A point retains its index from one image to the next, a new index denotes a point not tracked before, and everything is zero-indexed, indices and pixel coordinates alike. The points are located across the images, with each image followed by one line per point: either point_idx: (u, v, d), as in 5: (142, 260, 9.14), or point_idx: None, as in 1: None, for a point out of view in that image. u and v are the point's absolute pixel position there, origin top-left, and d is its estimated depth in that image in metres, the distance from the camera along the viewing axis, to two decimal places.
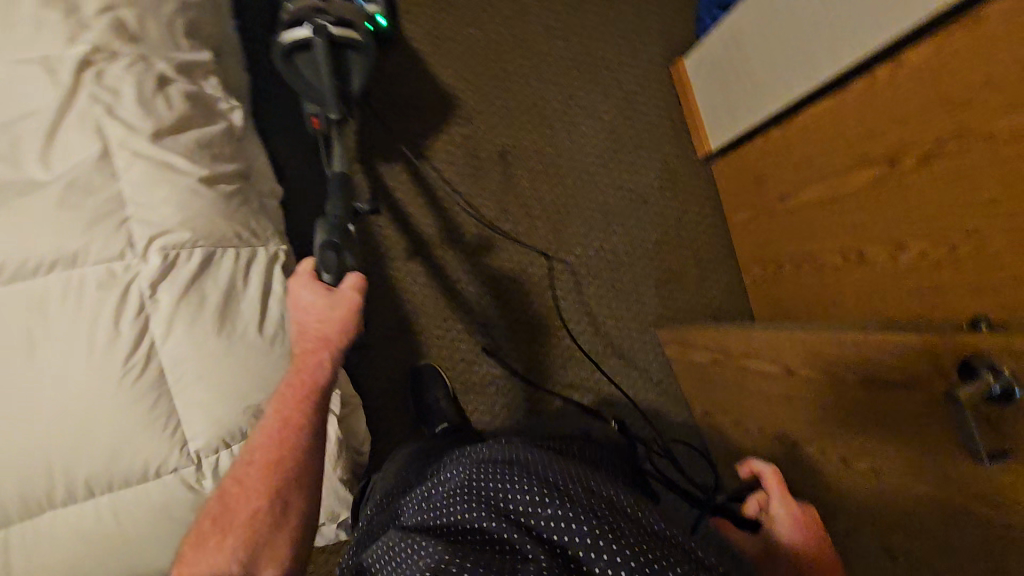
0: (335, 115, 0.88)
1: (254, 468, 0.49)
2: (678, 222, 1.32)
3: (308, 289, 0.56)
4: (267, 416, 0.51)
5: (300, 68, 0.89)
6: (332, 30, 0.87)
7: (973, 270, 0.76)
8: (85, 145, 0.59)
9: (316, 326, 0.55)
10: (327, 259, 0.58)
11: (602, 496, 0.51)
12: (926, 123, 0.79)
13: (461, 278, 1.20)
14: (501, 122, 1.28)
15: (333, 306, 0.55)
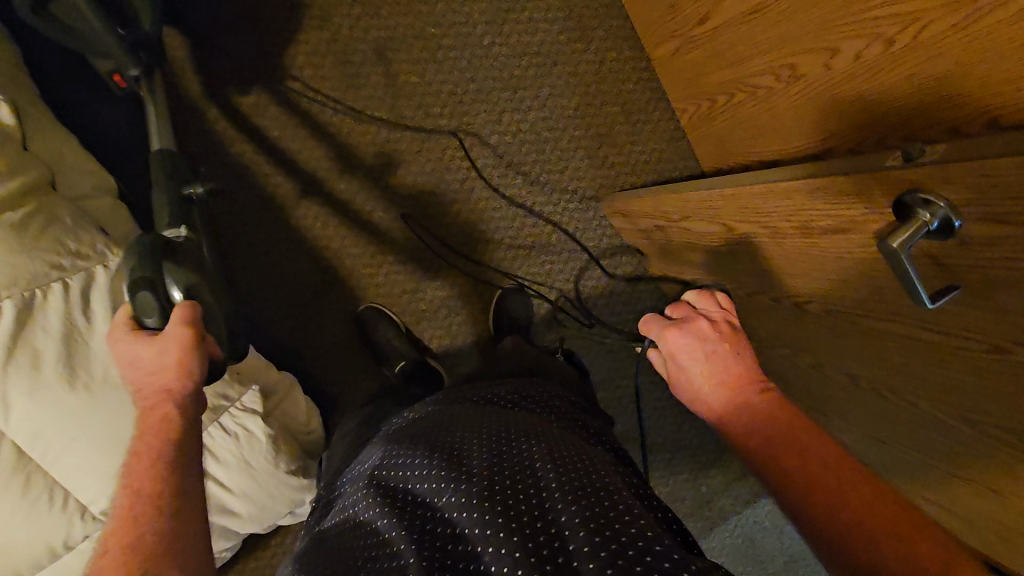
0: (137, 70, 0.76)
1: (108, 558, 0.41)
2: (596, 75, 1.16)
3: (131, 343, 0.50)
4: (117, 497, 0.44)
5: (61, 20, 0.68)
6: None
7: (907, 69, 0.66)
8: None
9: (151, 380, 0.49)
10: (143, 302, 0.52)
11: (501, 467, 0.48)
12: None
13: (374, 207, 1.10)
14: (363, 11, 1.08)
15: (161, 351, 0.49)
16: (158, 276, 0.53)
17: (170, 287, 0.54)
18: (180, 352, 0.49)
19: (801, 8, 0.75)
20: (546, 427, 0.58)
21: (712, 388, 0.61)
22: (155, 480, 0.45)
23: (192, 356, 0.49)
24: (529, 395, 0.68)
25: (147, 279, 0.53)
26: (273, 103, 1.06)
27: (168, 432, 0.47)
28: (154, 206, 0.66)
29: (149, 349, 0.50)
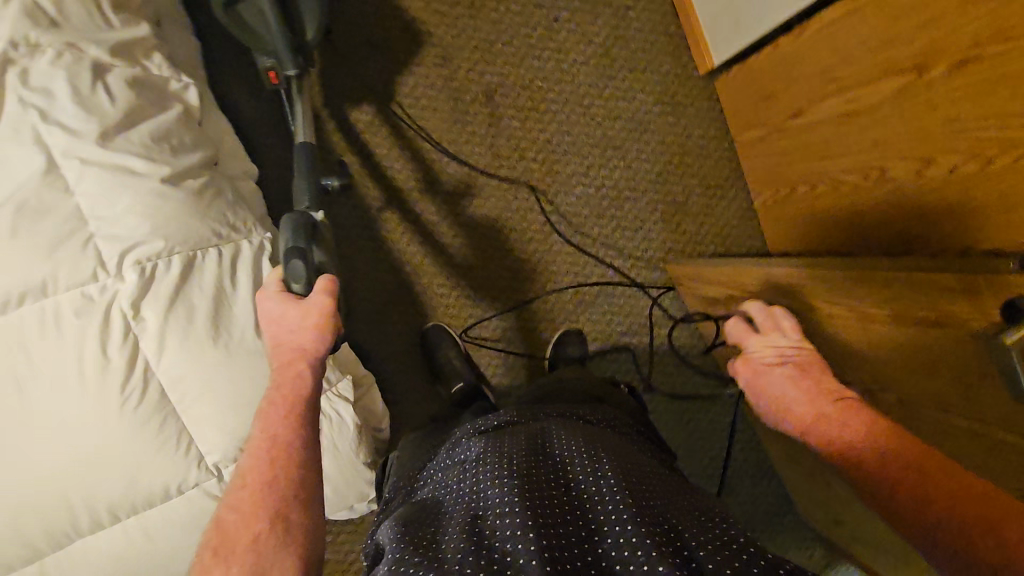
0: (292, 70, 0.78)
1: (247, 490, 0.44)
2: (682, 148, 1.23)
3: (278, 303, 0.53)
4: (252, 436, 0.47)
5: (244, 18, 0.76)
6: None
7: (1001, 188, 0.71)
8: (28, 157, 0.52)
9: (292, 337, 0.52)
10: (294, 268, 0.55)
11: (621, 473, 0.53)
12: (953, 25, 0.70)
13: (457, 234, 1.17)
14: (481, 57, 1.17)
15: (306, 315, 0.52)
16: (309, 246, 0.56)
17: (316, 257, 0.57)
18: (319, 316, 0.52)
19: (903, 117, 0.81)
20: (635, 449, 0.64)
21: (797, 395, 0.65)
22: (289, 430, 0.47)
23: (330, 323, 0.53)
24: (596, 413, 0.73)
25: (301, 246, 0.56)
26: (384, 124, 1.14)
27: (302, 386, 0.50)
28: (296, 189, 0.69)
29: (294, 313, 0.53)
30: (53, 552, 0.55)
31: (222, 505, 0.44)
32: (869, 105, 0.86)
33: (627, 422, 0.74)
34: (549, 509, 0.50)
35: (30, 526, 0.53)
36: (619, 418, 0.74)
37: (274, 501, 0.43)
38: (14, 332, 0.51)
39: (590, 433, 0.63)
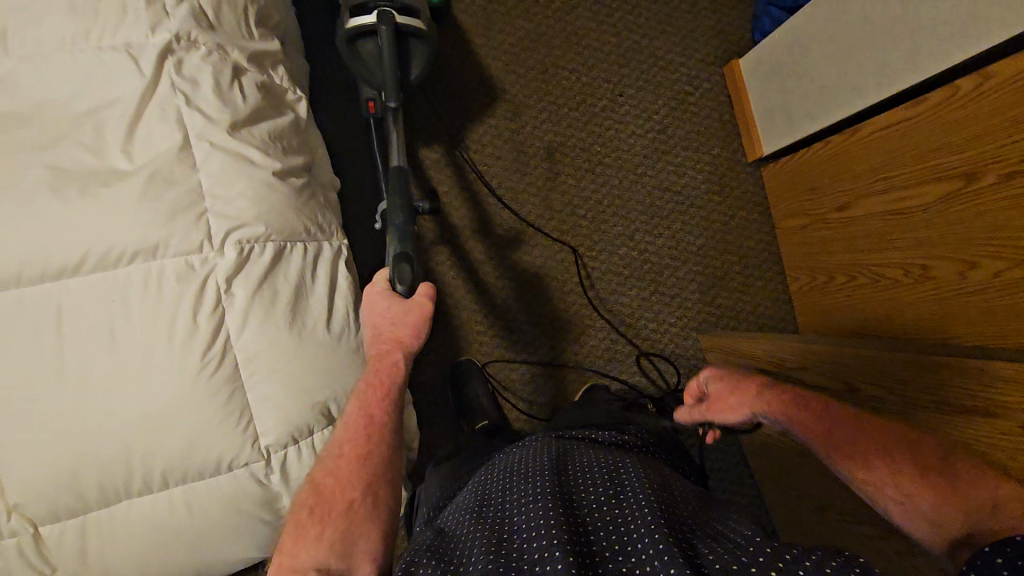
0: (393, 103, 0.88)
1: (345, 461, 0.55)
2: (725, 227, 1.29)
3: (385, 297, 0.65)
4: (350, 412, 0.58)
5: (362, 54, 0.93)
6: (399, 21, 0.90)
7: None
8: (168, 134, 0.57)
9: (391, 328, 0.64)
10: (401, 271, 0.66)
11: (646, 483, 0.55)
12: (1003, 139, 0.76)
13: (501, 276, 1.21)
14: (547, 118, 1.26)
15: (406, 311, 0.65)
16: (413, 256, 0.68)
17: (418, 267, 0.68)
18: (418, 316, 0.65)
19: (948, 219, 0.86)
20: (668, 469, 0.65)
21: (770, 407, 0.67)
22: (382, 410, 0.59)
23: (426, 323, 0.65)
24: (626, 435, 0.75)
25: (407, 255, 0.67)
26: (450, 165, 1.22)
27: (395, 376, 0.61)
28: (392, 204, 0.74)
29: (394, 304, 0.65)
30: (98, 509, 0.55)
31: (320, 466, 0.55)
32: (916, 206, 0.91)
33: (669, 450, 0.77)
34: (582, 526, 0.51)
35: (86, 478, 0.54)
36: (645, 431, 0.78)
37: (364, 476, 0.55)
38: (118, 287, 0.55)
39: (618, 454, 0.65)
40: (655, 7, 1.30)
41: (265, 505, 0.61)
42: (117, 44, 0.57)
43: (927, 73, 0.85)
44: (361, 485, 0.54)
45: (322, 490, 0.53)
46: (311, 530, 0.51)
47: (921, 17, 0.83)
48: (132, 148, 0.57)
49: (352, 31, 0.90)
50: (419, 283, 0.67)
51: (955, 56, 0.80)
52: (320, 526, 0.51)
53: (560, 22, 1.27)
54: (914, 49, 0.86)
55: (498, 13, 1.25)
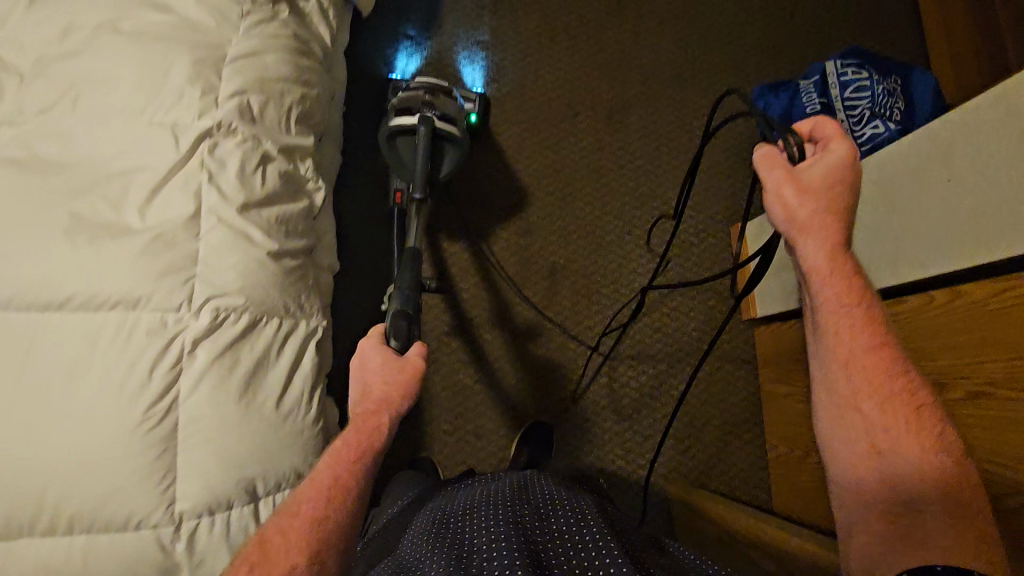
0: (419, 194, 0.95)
1: (298, 519, 0.55)
2: (709, 378, 1.30)
3: (377, 351, 0.69)
4: (320, 470, 0.58)
5: (400, 149, 1.04)
6: (437, 123, 1.00)
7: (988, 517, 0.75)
8: (182, 204, 0.64)
9: (381, 390, 0.65)
10: (396, 329, 0.71)
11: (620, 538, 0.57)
12: (975, 358, 0.78)
13: (478, 383, 1.24)
14: (556, 240, 1.33)
15: (398, 371, 0.66)
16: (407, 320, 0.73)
17: (412, 330, 0.73)
18: (412, 375, 0.67)
19: None
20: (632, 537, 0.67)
21: (823, 255, 0.63)
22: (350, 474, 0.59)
23: (417, 385, 0.66)
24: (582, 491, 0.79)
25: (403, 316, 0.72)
26: (455, 266, 1.29)
27: (375, 438, 0.61)
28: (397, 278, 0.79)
29: (382, 365, 0.67)
30: None
31: (273, 522, 0.55)
32: None
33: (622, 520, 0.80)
34: (540, 555, 0.55)
35: None
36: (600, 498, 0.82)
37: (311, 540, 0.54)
38: (93, 329, 0.59)
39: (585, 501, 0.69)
40: (675, 163, 1.41)
41: (161, 574, 0.60)
42: (166, 122, 0.65)
43: (907, 277, 0.88)
44: (305, 551, 0.52)
45: (266, 547, 0.52)
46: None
47: (903, 227, 0.88)
48: (147, 210, 0.63)
49: (393, 127, 1.01)
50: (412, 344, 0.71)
51: (925, 267, 0.85)
52: None
53: (584, 160, 1.38)
54: (895, 253, 0.90)
55: (529, 142, 1.37)
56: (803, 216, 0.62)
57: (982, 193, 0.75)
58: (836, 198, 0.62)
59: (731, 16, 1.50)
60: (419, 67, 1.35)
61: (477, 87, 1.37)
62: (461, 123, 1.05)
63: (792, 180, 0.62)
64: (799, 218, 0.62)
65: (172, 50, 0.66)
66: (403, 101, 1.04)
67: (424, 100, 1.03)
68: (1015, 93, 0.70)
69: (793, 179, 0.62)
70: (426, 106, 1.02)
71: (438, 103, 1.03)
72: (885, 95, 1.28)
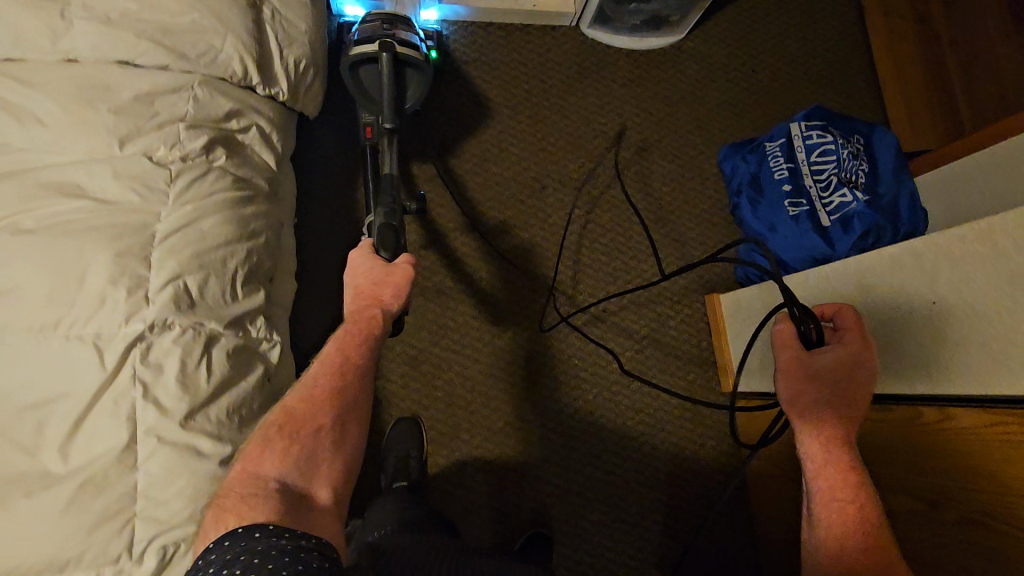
0: (388, 125, 0.91)
1: (319, 390, 0.57)
2: (695, 456, 1.26)
3: (366, 251, 0.70)
4: (330, 354, 0.60)
5: (364, 81, 0.97)
6: (398, 48, 0.93)
7: None
8: (113, 433, 0.55)
9: (377, 291, 0.66)
10: (385, 241, 0.71)
11: None
12: (969, 483, 0.77)
13: (456, 487, 1.17)
14: (530, 323, 1.27)
15: (388, 275, 0.67)
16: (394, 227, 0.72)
17: (400, 241, 0.73)
18: (402, 280, 0.67)
19: (905, 528, 0.87)
20: None
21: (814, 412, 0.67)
22: (364, 363, 0.60)
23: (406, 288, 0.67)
24: None
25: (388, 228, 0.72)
26: (426, 360, 1.22)
27: (373, 327, 0.62)
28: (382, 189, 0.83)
29: (366, 264, 0.68)
30: None
31: (293, 394, 0.58)
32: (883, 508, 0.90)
33: None
34: None
35: None
36: None
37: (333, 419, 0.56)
38: None
39: None
40: (646, 231, 1.37)
41: None
42: (86, 334, 0.56)
43: (901, 390, 0.87)
44: (332, 414, 0.56)
45: (293, 415, 0.55)
46: (277, 444, 0.53)
47: (891, 338, 0.87)
48: (71, 447, 0.53)
49: (353, 58, 0.94)
50: (401, 254, 0.70)
51: (924, 382, 0.83)
52: (287, 441, 0.53)
53: (554, 234, 1.33)
54: (887, 361, 0.89)
55: (496, 219, 1.31)
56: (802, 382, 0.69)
57: (977, 325, 0.75)
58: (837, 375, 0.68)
59: (692, 74, 1.48)
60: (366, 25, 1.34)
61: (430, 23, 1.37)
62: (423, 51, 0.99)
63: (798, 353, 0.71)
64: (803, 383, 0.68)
65: (90, 245, 0.57)
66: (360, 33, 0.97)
67: (382, 28, 0.96)
68: (1007, 231, 0.71)
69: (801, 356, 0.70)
70: (385, 33, 0.95)
71: (398, 31, 0.96)
72: (850, 159, 1.28)
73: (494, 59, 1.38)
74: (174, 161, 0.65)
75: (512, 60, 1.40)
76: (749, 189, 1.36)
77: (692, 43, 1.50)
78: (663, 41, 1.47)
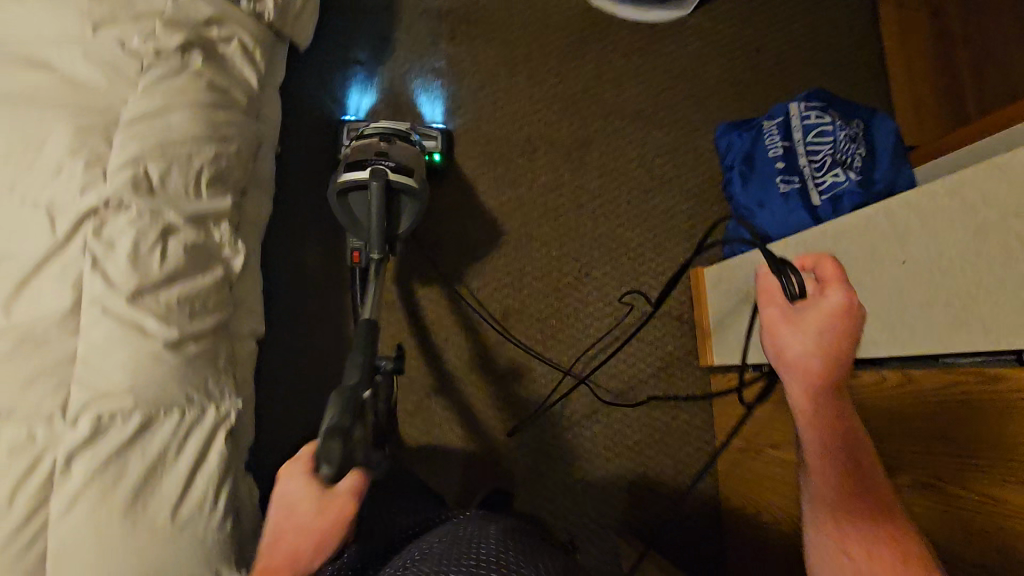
0: (376, 255, 0.83)
1: None
2: (667, 426, 1.24)
3: (301, 479, 0.52)
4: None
5: (351, 204, 0.91)
6: (390, 177, 0.87)
7: None
8: (58, 298, 0.56)
9: (295, 538, 0.51)
10: (329, 450, 0.52)
11: None
12: (930, 445, 0.75)
13: (423, 437, 1.16)
14: (510, 281, 1.26)
15: (322, 509, 0.52)
16: (346, 432, 0.53)
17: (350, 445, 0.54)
18: (335, 520, 0.51)
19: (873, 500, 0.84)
20: None
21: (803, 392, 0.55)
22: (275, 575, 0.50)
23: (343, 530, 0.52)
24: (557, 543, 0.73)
25: (341, 428, 0.54)
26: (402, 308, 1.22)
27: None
28: (351, 362, 0.64)
29: (291, 488, 0.52)
30: None
31: None
32: None
33: None
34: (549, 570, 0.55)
35: None
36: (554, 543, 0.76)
37: None
38: None
39: None
40: (635, 202, 1.36)
41: None
42: (41, 201, 0.57)
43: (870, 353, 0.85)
44: None
45: None
46: None
47: (864, 302, 0.86)
48: (14, 305, 0.55)
49: (343, 185, 0.89)
50: (348, 473, 0.54)
51: (895, 344, 0.81)
52: None
53: (543, 196, 1.32)
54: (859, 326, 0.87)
55: (485, 177, 1.30)
56: (792, 353, 0.55)
57: (941, 282, 0.73)
58: (834, 344, 0.53)
59: (695, 51, 1.47)
60: (371, 105, 1.26)
61: (438, 120, 1.29)
62: (419, 174, 0.92)
63: (783, 316, 0.56)
64: (785, 355, 0.55)
65: (52, 119, 0.59)
66: (355, 156, 0.91)
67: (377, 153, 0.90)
68: (973, 184, 0.69)
69: (787, 315, 0.56)
70: (379, 160, 0.89)
71: (393, 154, 0.91)
72: (846, 141, 1.24)
73: (495, 19, 1.38)
74: (147, 54, 0.67)
75: (513, 22, 1.39)
76: (742, 166, 1.35)
77: (697, 21, 1.49)
78: (666, 16, 1.46)
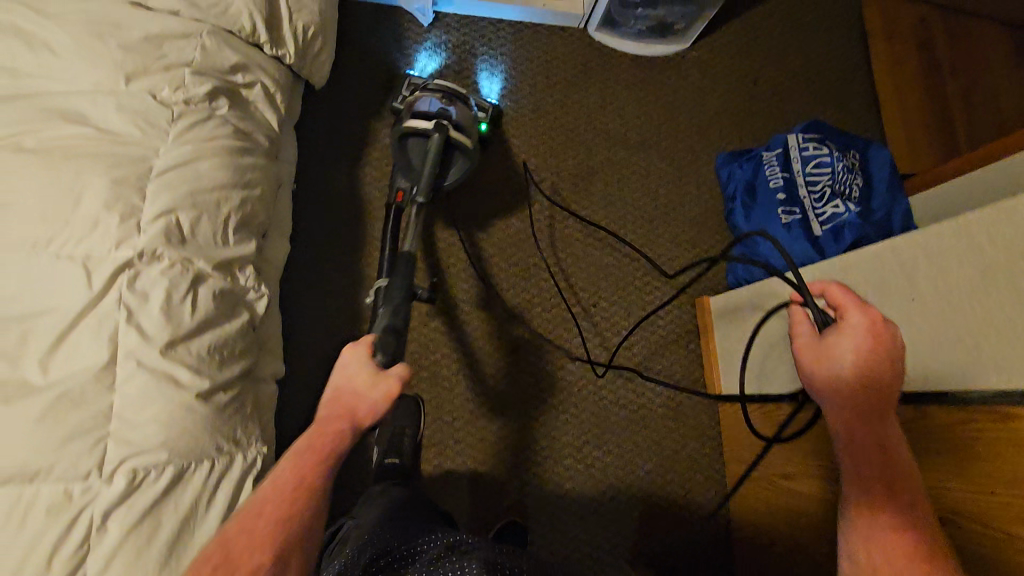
0: (422, 197, 0.89)
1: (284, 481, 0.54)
2: (678, 455, 1.22)
3: (365, 361, 0.65)
4: (284, 473, 0.54)
5: (409, 149, 0.97)
6: (452, 132, 0.94)
7: None
8: (94, 352, 0.56)
9: (355, 395, 0.62)
10: (384, 346, 0.69)
11: None
12: (952, 478, 0.76)
13: (435, 472, 1.13)
14: (519, 310, 1.26)
15: (378, 382, 0.63)
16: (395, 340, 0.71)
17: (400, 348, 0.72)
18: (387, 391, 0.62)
19: None
20: None
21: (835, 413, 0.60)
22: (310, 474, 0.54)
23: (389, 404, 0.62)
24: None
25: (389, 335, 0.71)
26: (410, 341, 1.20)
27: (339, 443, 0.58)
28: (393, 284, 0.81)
29: (362, 371, 0.64)
30: None
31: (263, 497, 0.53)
32: None
33: None
34: None
35: None
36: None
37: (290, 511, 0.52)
38: None
39: None
40: (641, 231, 1.38)
41: None
42: (76, 254, 0.57)
43: None
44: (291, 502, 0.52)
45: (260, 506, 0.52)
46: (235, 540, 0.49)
47: None
48: (51, 362, 0.55)
49: (406, 129, 0.95)
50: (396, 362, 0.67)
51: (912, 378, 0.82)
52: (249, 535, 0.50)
53: (551, 225, 1.33)
54: None
55: (494, 208, 1.31)
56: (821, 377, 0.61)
57: (952, 316, 0.75)
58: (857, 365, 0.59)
59: (695, 84, 1.51)
60: (437, 67, 1.35)
61: (494, 96, 1.37)
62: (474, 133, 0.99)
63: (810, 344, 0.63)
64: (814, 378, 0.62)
65: (88, 172, 0.59)
66: (417, 107, 0.99)
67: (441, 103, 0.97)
68: (980, 226, 0.73)
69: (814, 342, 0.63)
70: (441, 115, 0.96)
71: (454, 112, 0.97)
72: (844, 171, 1.27)
73: (500, 54, 1.40)
74: (178, 103, 0.67)
75: (518, 58, 1.41)
76: (744, 197, 1.38)
77: (695, 55, 1.53)
78: (662, 52, 1.50)
